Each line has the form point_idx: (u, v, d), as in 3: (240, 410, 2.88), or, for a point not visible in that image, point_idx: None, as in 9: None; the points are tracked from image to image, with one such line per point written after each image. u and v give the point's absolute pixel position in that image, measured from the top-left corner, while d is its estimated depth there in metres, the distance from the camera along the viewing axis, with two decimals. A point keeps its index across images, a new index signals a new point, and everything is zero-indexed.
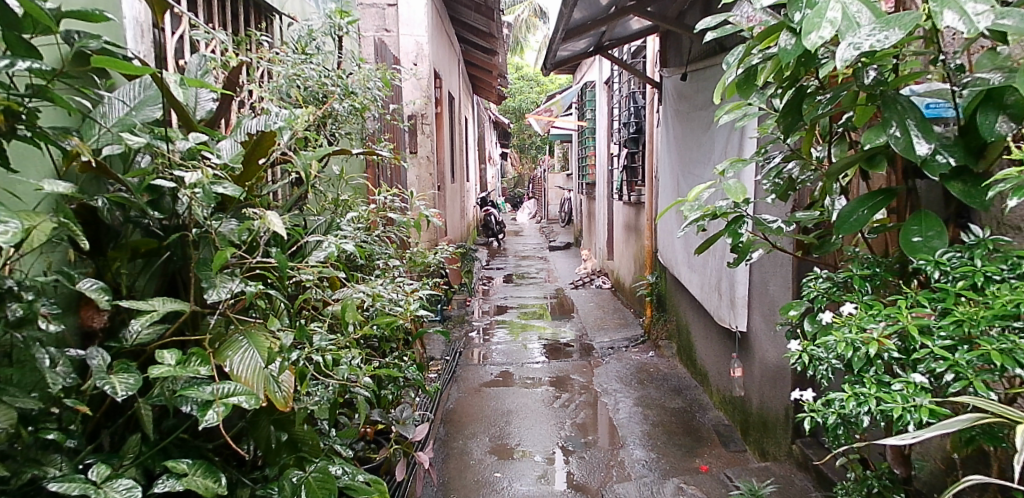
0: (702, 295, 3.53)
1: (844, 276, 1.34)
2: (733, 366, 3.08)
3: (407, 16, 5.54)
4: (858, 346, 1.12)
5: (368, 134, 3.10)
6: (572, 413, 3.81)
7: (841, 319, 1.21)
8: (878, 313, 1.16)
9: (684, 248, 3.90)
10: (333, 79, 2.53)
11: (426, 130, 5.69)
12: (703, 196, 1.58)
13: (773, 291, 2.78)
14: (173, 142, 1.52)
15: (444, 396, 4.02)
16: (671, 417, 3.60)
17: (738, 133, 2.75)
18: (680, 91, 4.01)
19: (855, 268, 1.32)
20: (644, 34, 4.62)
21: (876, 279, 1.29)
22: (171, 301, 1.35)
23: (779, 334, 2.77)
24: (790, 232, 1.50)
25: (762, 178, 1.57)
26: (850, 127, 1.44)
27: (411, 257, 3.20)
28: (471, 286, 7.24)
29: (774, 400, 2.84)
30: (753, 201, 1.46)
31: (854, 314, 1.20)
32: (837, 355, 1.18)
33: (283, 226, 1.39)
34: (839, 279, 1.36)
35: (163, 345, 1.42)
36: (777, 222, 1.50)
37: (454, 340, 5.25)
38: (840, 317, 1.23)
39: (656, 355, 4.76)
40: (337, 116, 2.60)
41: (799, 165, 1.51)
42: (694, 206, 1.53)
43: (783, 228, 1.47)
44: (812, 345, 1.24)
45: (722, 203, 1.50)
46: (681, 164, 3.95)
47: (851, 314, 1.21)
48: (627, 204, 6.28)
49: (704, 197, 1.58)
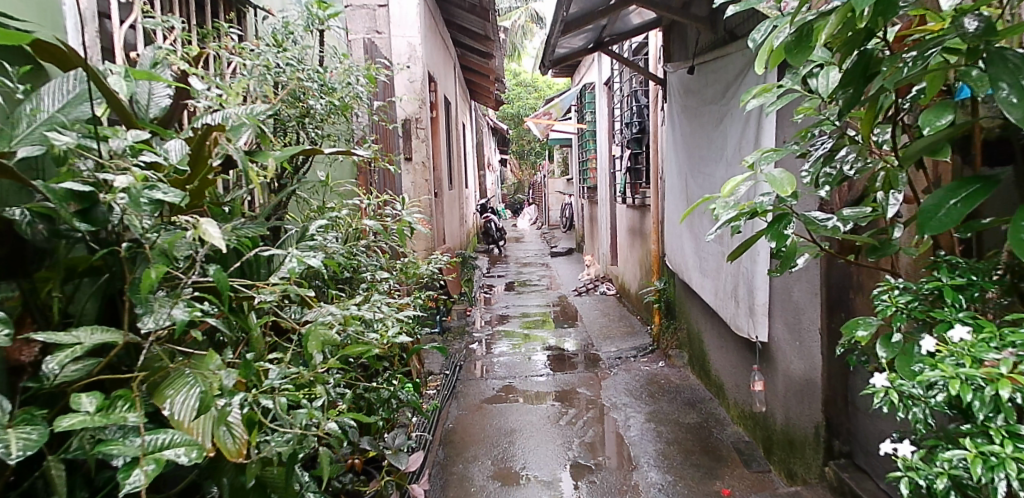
0: (717, 304, 3.29)
1: (930, 288, 1.18)
2: (754, 379, 2.84)
3: (397, 17, 5.33)
4: (979, 385, 0.99)
5: (354, 135, 2.88)
6: (580, 431, 3.56)
7: (948, 348, 1.07)
8: (995, 341, 1.03)
9: (695, 252, 3.67)
10: (310, 74, 2.30)
11: (421, 135, 5.47)
12: (738, 191, 1.35)
13: (798, 298, 2.55)
14: (106, 140, 1.29)
15: (443, 414, 3.78)
16: (687, 434, 3.34)
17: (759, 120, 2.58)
18: (687, 86, 3.79)
19: (945, 279, 1.17)
20: (646, 28, 4.41)
21: (972, 290, 1.15)
22: (99, 332, 1.13)
23: (807, 342, 2.53)
24: (847, 232, 1.27)
25: (806, 168, 1.36)
26: (919, 102, 1.22)
27: (402, 268, 2.96)
28: (471, 295, 7.00)
29: (801, 417, 2.60)
30: (801, 196, 1.22)
31: (965, 341, 1.06)
32: (943, 394, 1.05)
33: (223, 241, 1.16)
34: (923, 291, 1.20)
35: (89, 385, 1.17)
36: (831, 220, 1.26)
37: (453, 354, 5.01)
38: (947, 343, 1.08)
39: (667, 365, 4.51)
40: (315, 115, 2.37)
41: (854, 152, 1.28)
42: (728, 208, 1.28)
43: (839, 227, 1.24)
44: (901, 380, 1.13)
45: (763, 199, 1.26)
46: (689, 163, 3.72)
47: (961, 340, 1.06)
48: (631, 206, 6.04)
49: (739, 193, 1.35)
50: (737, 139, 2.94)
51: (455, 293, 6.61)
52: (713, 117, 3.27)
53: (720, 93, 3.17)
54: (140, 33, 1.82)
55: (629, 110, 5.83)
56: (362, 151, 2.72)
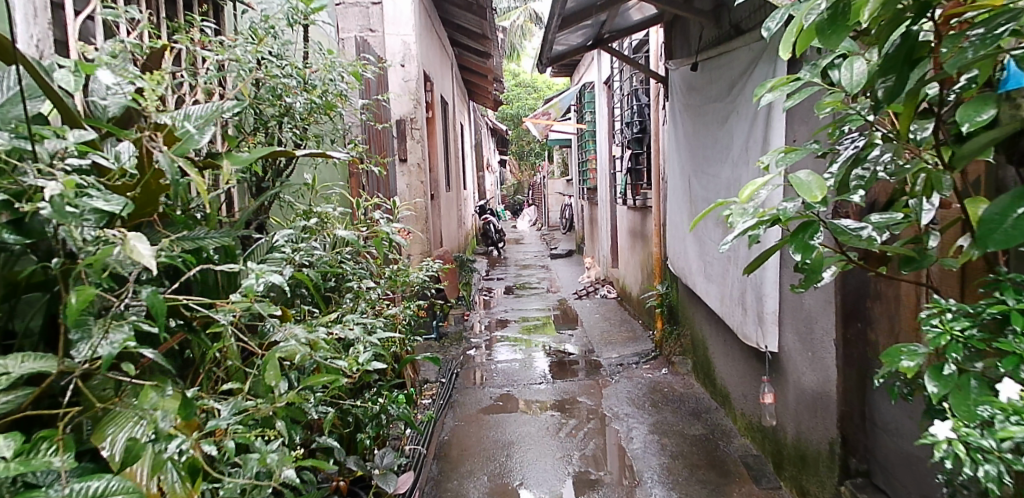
0: (723, 310, 3.15)
1: (992, 312, 1.09)
2: (763, 390, 2.70)
3: (392, 14, 5.20)
4: None
5: (339, 136, 2.73)
6: (580, 443, 3.41)
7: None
8: None
9: (700, 255, 3.53)
10: (289, 70, 2.15)
11: (416, 136, 5.34)
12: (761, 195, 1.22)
13: (811, 306, 2.41)
14: (40, 142, 1.15)
15: (438, 426, 3.63)
16: (692, 447, 3.20)
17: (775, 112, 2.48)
18: (690, 83, 3.64)
19: (1009, 302, 1.07)
20: (646, 24, 4.31)
21: None
22: (30, 360, 0.99)
23: (821, 353, 2.39)
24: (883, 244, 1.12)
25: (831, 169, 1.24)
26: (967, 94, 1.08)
27: (391, 276, 2.81)
28: (468, 300, 6.85)
29: (814, 432, 2.46)
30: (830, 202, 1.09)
31: None
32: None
33: (150, 258, 1.02)
34: (984, 316, 1.11)
35: (16, 422, 1.03)
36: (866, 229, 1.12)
37: (449, 362, 4.86)
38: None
39: (670, 373, 4.36)
40: (295, 114, 2.22)
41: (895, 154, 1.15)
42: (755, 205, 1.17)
43: (875, 238, 1.09)
44: (967, 433, 1.04)
45: (788, 205, 1.13)
46: (693, 163, 3.58)
47: None
48: (632, 208, 5.89)
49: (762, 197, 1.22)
50: (745, 139, 2.80)
51: (452, 297, 6.45)
52: (717, 116, 3.14)
53: (725, 90, 3.03)
54: (99, 25, 1.67)
55: (630, 109, 5.69)
56: (349, 153, 2.58)
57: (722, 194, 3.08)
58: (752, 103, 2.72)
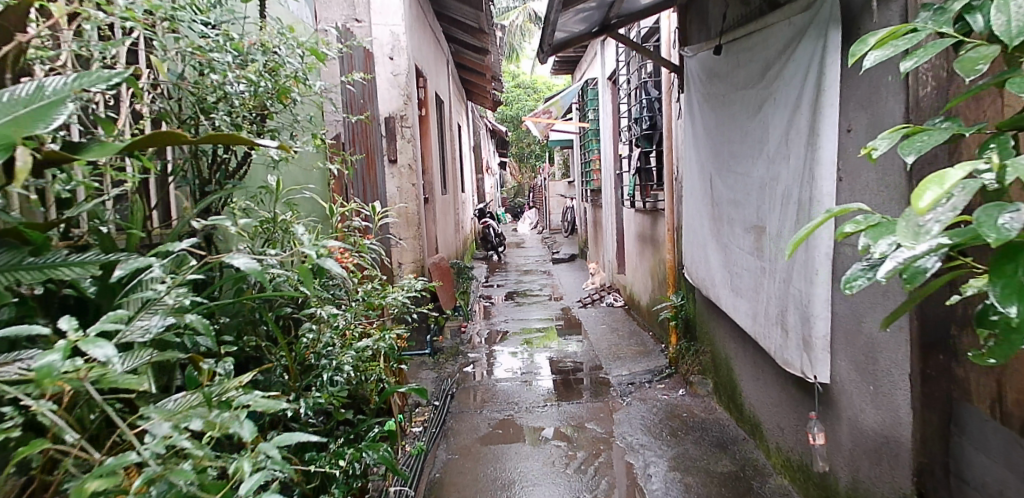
0: (755, 329, 2.73)
1: None
2: (812, 429, 2.29)
3: (379, 2, 4.78)
4: None
5: (303, 129, 2.32)
6: (590, 482, 2.97)
7: None
8: None
9: (725, 265, 3.11)
10: (221, 42, 1.80)
11: (406, 135, 4.93)
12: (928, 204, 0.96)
13: (879, 331, 1.99)
14: None
15: (427, 461, 3.20)
16: (722, 489, 2.76)
17: (834, 94, 2.08)
18: (710, 71, 3.23)
19: None
20: (660, 8, 3.86)
21: None
22: None
23: (888, 388, 1.97)
24: None
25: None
26: None
27: (365, 296, 2.37)
28: (465, 310, 6.41)
29: (880, 484, 2.03)
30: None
31: None
32: None
33: None
34: None
35: None
36: None
37: (442, 382, 4.42)
38: None
39: (688, 394, 3.92)
40: (230, 100, 1.83)
41: None
42: (941, 211, 0.91)
43: None
44: None
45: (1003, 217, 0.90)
46: (715, 162, 3.17)
47: None
48: (641, 211, 5.48)
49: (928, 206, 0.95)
50: (783, 131, 2.40)
51: (448, 308, 6.02)
52: (746, 105, 2.73)
53: (756, 74, 2.62)
54: None
55: (637, 104, 5.28)
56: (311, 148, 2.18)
57: (755, 195, 2.66)
58: (793, 88, 2.32)
